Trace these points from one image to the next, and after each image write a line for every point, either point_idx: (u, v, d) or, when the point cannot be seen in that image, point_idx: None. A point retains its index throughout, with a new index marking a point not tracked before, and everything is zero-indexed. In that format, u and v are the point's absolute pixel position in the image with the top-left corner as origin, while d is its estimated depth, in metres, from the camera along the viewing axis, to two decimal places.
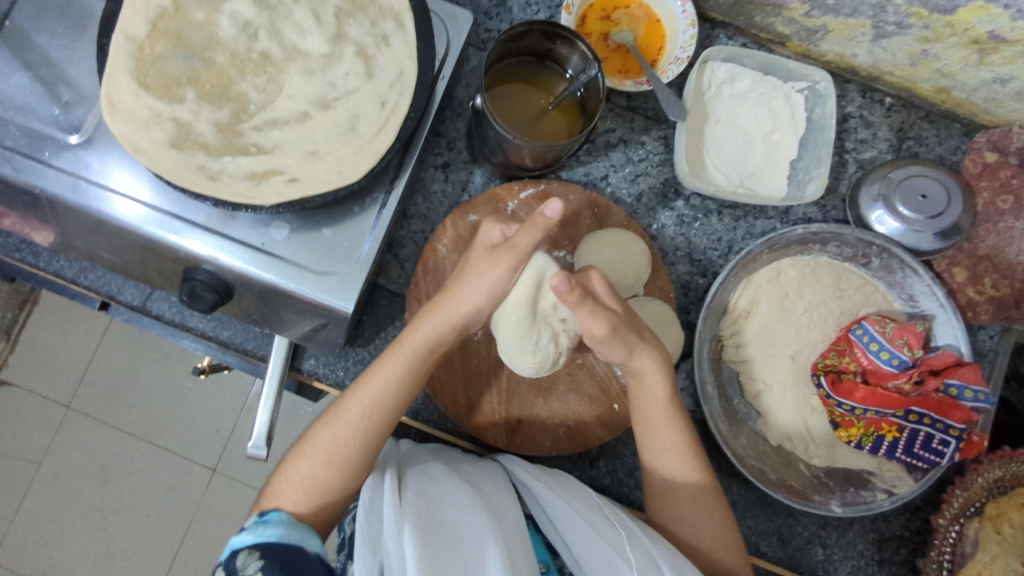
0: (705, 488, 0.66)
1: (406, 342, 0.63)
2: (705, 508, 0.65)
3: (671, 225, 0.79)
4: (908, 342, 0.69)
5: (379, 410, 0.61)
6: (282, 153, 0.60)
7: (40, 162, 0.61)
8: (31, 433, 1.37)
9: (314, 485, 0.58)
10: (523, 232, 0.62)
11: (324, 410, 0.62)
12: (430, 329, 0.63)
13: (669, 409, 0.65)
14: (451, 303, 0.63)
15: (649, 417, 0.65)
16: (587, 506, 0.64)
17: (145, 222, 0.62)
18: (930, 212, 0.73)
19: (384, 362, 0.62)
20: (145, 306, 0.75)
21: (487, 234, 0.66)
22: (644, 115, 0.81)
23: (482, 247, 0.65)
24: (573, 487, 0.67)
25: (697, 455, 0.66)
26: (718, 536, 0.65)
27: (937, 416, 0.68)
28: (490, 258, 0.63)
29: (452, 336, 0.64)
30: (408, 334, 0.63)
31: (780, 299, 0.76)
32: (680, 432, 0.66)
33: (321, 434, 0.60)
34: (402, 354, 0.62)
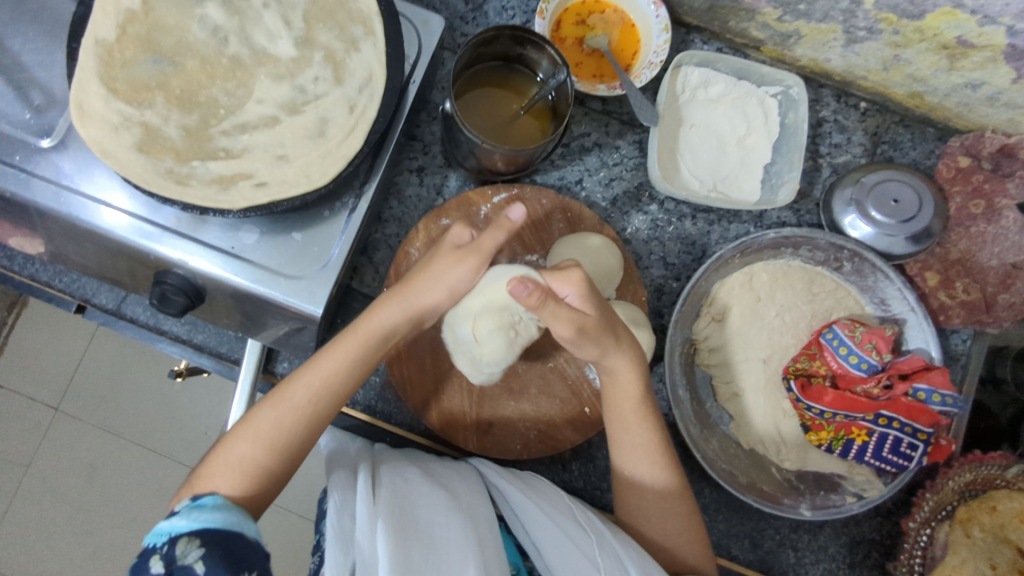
0: (677, 489, 0.66)
1: (360, 330, 0.63)
2: (675, 506, 0.65)
3: (646, 229, 0.80)
4: (876, 346, 0.69)
5: (328, 394, 0.62)
6: (251, 157, 0.60)
7: (12, 166, 0.62)
8: (17, 434, 1.38)
9: (253, 468, 0.57)
10: (491, 232, 0.65)
11: (269, 391, 0.62)
12: (385, 318, 0.64)
13: (642, 400, 0.66)
14: (407, 294, 0.65)
15: (623, 412, 0.65)
16: (559, 507, 0.64)
17: (117, 227, 0.62)
18: (901, 217, 0.74)
19: (336, 347, 0.62)
20: (119, 310, 0.76)
21: (458, 232, 0.68)
22: (619, 119, 0.81)
23: (449, 245, 0.67)
24: (546, 490, 0.67)
25: (668, 454, 0.67)
26: (684, 536, 0.65)
27: (905, 420, 0.68)
28: (456, 256, 0.65)
29: (403, 323, 0.65)
30: (363, 320, 0.64)
31: (752, 303, 0.76)
32: (651, 427, 0.66)
33: (263, 416, 0.59)
34: (356, 340, 0.63)
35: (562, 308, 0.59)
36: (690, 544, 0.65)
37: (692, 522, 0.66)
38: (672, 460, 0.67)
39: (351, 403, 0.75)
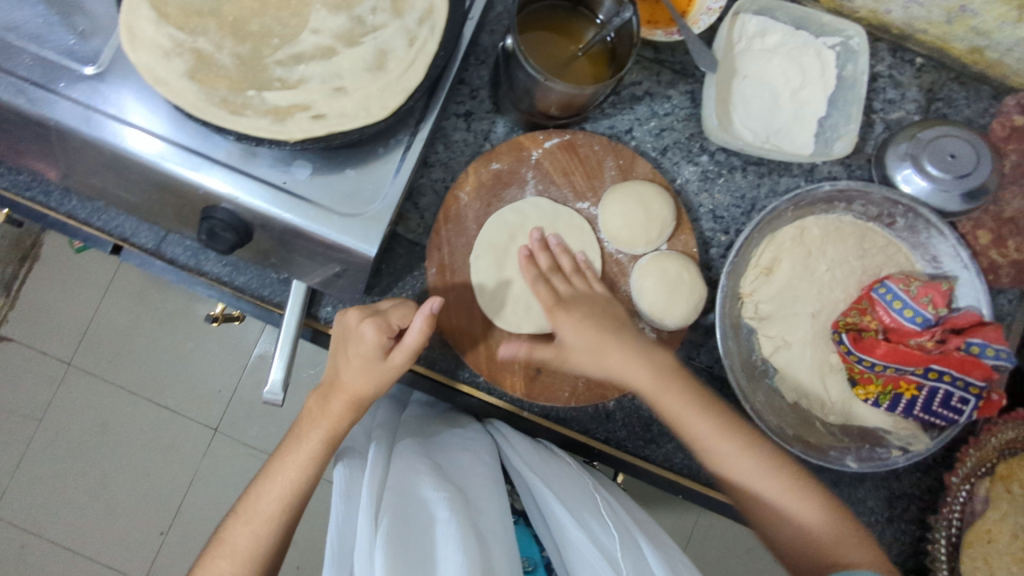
0: (750, 444, 0.65)
1: (312, 437, 0.65)
2: (758, 467, 0.64)
3: (695, 181, 0.79)
4: (932, 300, 0.68)
5: (296, 501, 0.64)
6: (308, 88, 0.58)
7: (55, 92, 0.59)
8: (33, 390, 1.44)
9: (260, 558, 0.61)
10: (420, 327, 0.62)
11: (237, 507, 0.64)
12: (338, 420, 0.65)
13: (661, 377, 0.65)
14: (338, 396, 0.65)
15: (660, 398, 0.64)
16: (558, 483, 0.68)
17: (166, 158, 0.60)
18: (958, 172, 0.73)
19: (295, 453, 0.65)
20: (158, 250, 0.74)
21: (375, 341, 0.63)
22: (671, 68, 0.79)
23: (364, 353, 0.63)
24: (565, 480, 0.70)
25: (717, 414, 0.65)
26: (795, 501, 0.62)
27: (956, 373, 0.67)
28: (397, 312, 0.65)
29: (351, 419, 0.66)
30: (315, 425, 0.65)
31: (803, 257, 0.75)
32: (683, 396, 0.65)
33: (247, 528, 0.62)
34: (316, 431, 0.65)
35: (572, 314, 0.68)
36: (802, 510, 0.62)
37: (799, 486, 0.63)
38: (738, 429, 0.65)
39: None
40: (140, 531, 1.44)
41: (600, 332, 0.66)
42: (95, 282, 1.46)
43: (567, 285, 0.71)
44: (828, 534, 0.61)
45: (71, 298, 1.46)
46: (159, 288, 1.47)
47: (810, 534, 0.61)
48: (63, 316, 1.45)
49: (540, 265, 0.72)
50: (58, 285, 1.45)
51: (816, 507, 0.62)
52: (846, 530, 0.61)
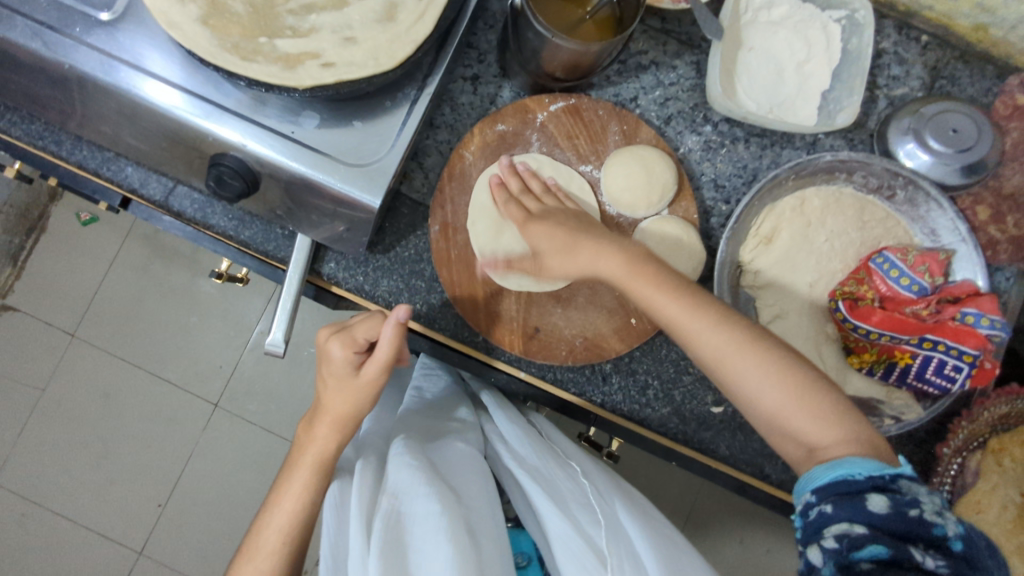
0: (734, 334, 0.59)
1: (305, 462, 0.68)
2: (734, 349, 0.58)
3: (698, 150, 0.79)
4: (929, 269, 0.70)
5: (298, 532, 0.66)
6: (319, 37, 0.59)
7: (70, 38, 0.61)
8: (36, 359, 1.45)
9: None
10: (384, 342, 0.66)
11: (244, 550, 0.66)
12: (322, 442, 0.68)
13: (636, 269, 0.62)
14: (323, 421, 0.69)
15: (640, 290, 0.61)
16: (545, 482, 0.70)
17: (177, 105, 0.61)
18: (959, 146, 0.74)
19: (292, 483, 0.67)
20: (166, 201, 0.75)
21: (344, 358, 0.69)
22: (677, 39, 0.80)
23: (337, 371, 0.69)
24: (554, 478, 0.71)
25: (706, 306, 0.60)
26: (766, 378, 0.57)
27: (950, 343, 0.67)
28: (357, 328, 0.70)
29: (339, 440, 0.69)
30: (305, 453, 0.68)
31: (802, 227, 0.76)
32: (670, 291, 0.61)
33: (252, 567, 0.63)
34: (307, 459, 0.68)
35: (545, 224, 0.67)
36: (767, 391, 0.57)
37: (769, 360, 0.58)
38: (709, 308, 0.60)
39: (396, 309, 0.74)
40: (138, 503, 1.45)
41: (569, 233, 0.66)
42: (101, 254, 1.47)
43: (536, 202, 0.70)
44: (819, 436, 0.56)
45: (76, 270, 1.47)
46: (164, 261, 1.49)
47: (781, 416, 0.57)
48: (68, 287, 1.47)
49: (511, 188, 0.71)
50: (63, 256, 1.47)
51: (801, 399, 0.57)
52: (826, 414, 0.56)
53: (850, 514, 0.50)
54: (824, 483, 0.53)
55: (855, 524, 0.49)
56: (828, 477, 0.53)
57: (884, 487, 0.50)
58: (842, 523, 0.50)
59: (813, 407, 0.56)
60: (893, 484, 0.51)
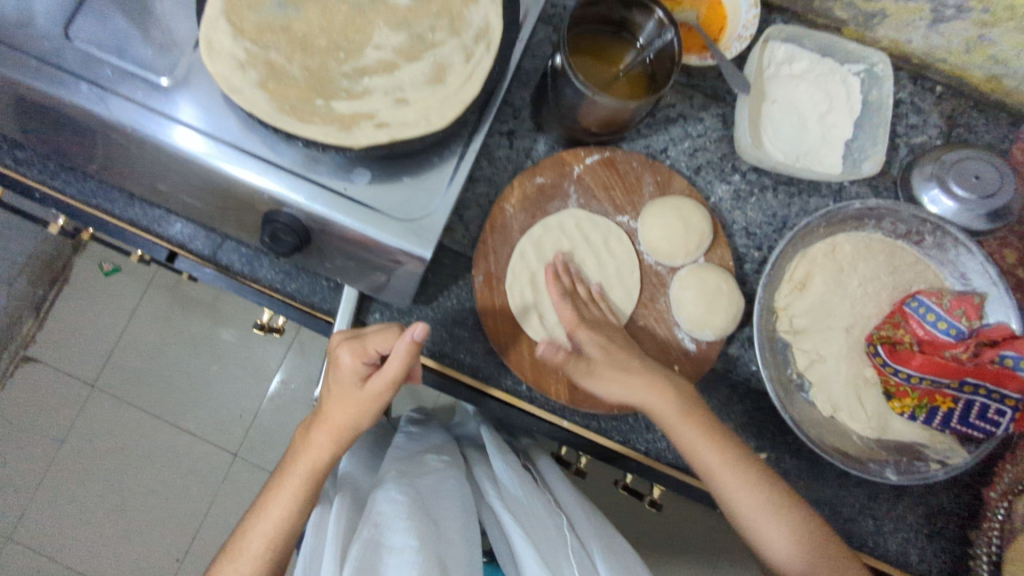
0: (773, 496, 0.66)
1: (298, 474, 0.66)
2: (776, 520, 0.65)
3: (728, 199, 0.81)
4: (965, 312, 0.71)
5: (283, 543, 0.65)
6: (372, 99, 0.62)
7: (133, 101, 0.63)
8: (55, 409, 1.44)
9: None
10: (397, 359, 0.62)
11: (229, 548, 0.66)
12: (317, 454, 0.66)
13: (686, 413, 0.67)
14: (322, 431, 0.66)
15: (680, 430, 0.66)
16: (523, 514, 0.70)
17: (235, 164, 0.63)
18: (982, 192, 0.75)
19: (280, 494, 0.66)
20: (214, 256, 0.77)
21: (350, 367, 0.65)
22: (703, 93, 0.83)
23: (345, 378, 0.65)
24: (533, 509, 0.72)
25: (749, 467, 0.66)
26: (801, 543, 0.65)
27: (991, 386, 0.68)
28: (374, 336, 0.65)
29: (334, 452, 0.67)
30: (300, 460, 0.67)
31: (835, 273, 0.77)
32: (712, 443, 0.66)
33: (234, 568, 0.63)
34: (299, 468, 0.66)
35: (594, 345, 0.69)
36: (800, 553, 0.64)
37: (806, 529, 0.65)
38: (749, 472, 0.66)
39: (439, 357, 0.75)
40: (155, 556, 1.42)
41: (609, 359, 0.68)
42: (123, 303, 1.48)
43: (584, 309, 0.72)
44: None
45: (99, 319, 1.48)
46: (186, 310, 1.50)
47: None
48: (89, 336, 1.47)
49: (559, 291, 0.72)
50: (86, 306, 1.47)
51: (831, 562, 0.64)
52: (845, 573, 0.63)
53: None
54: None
55: None
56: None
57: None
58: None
59: (839, 566, 0.64)
60: None
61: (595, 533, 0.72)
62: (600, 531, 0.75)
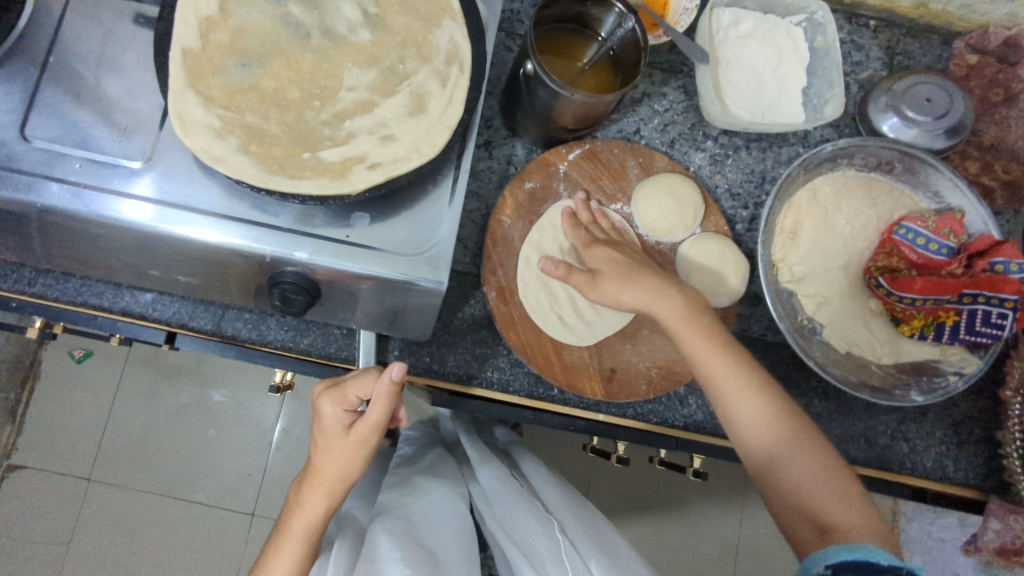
0: (773, 409, 0.64)
1: (295, 530, 0.65)
2: (780, 434, 0.64)
3: (707, 165, 0.84)
4: (952, 230, 0.75)
5: None
6: (359, 141, 0.61)
7: (110, 191, 0.60)
8: (56, 512, 1.39)
9: None
10: (378, 401, 0.63)
11: None
12: (312, 509, 0.65)
13: (689, 323, 0.65)
14: (316, 485, 0.66)
15: (684, 335, 0.65)
16: (513, 519, 0.72)
17: (230, 235, 0.61)
18: (935, 113, 0.80)
19: (279, 555, 0.64)
20: (219, 329, 0.74)
21: (333, 416, 0.66)
22: (660, 68, 0.85)
23: (330, 428, 0.66)
24: (520, 506, 0.74)
25: (752, 374, 0.65)
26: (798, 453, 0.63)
27: (989, 293, 0.72)
28: (352, 381, 0.65)
29: (331, 505, 0.66)
30: (295, 518, 0.66)
31: (822, 215, 0.81)
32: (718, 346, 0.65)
33: None
34: (293, 525, 0.65)
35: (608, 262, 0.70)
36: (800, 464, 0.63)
37: (800, 439, 0.64)
38: (754, 384, 0.65)
39: (468, 379, 0.75)
40: None
41: (629, 271, 0.68)
42: (104, 390, 1.42)
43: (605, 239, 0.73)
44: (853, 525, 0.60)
45: (81, 411, 1.41)
46: (172, 382, 1.44)
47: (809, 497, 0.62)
48: (75, 431, 1.41)
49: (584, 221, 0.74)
50: (65, 401, 1.41)
51: (828, 478, 0.62)
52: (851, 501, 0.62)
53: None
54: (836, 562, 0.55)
55: None
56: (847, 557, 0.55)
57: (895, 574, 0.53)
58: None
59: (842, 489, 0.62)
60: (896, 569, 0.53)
61: (587, 528, 0.74)
62: (585, 519, 0.78)
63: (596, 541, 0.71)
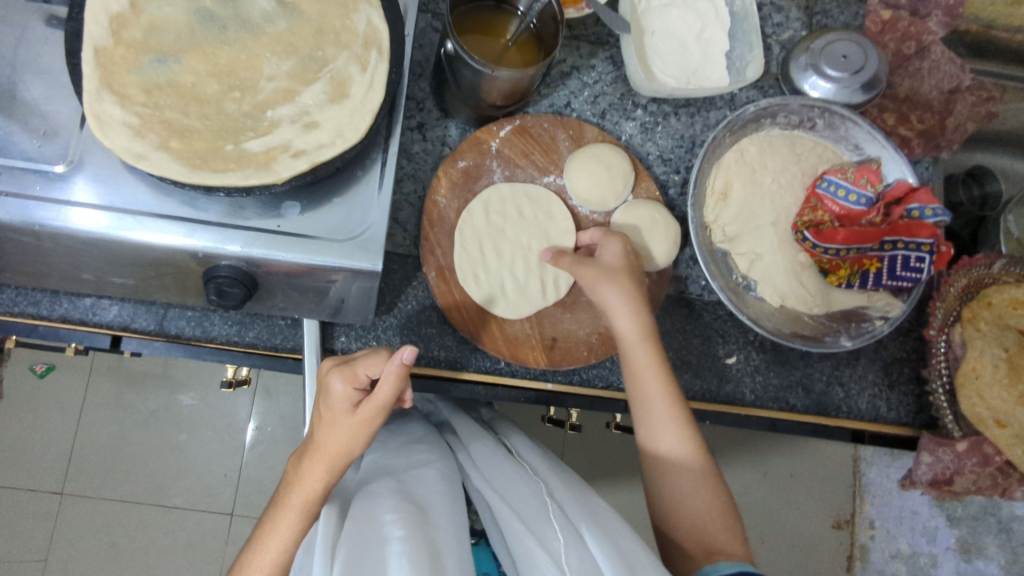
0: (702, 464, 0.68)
1: (293, 503, 0.63)
2: (687, 469, 0.67)
3: (638, 133, 0.86)
4: (869, 180, 0.79)
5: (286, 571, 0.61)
6: (282, 130, 0.61)
7: (33, 198, 0.60)
8: (31, 528, 1.38)
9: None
10: (387, 383, 0.61)
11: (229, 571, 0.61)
12: (311, 483, 0.63)
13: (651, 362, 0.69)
14: (317, 461, 0.63)
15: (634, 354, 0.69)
16: (504, 484, 0.72)
17: (159, 232, 0.61)
18: (853, 69, 0.83)
19: (278, 526, 0.62)
20: (162, 328, 0.76)
21: (342, 394, 0.63)
22: (587, 41, 0.86)
23: (336, 404, 0.63)
24: (510, 474, 0.74)
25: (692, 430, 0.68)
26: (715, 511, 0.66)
27: (907, 238, 0.76)
28: (368, 360, 0.63)
29: (328, 482, 0.64)
30: (292, 492, 0.63)
31: (749, 174, 0.84)
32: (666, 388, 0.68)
33: None
34: (293, 498, 0.63)
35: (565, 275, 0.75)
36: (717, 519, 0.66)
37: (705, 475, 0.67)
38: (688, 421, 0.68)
39: (415, 359, 0.77)
40: None
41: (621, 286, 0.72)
42: (67, 402, 1.41)
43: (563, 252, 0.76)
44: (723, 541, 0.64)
45: (45, 426, 1.40)
46: (137, 389, 1.43)
47: (696, 523, 0.66)
48: (41, 447, 1.39)
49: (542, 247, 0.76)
50: (27, 416, 1.39)
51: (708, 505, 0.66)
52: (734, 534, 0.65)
53: None
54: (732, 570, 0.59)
55: None
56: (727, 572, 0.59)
57: None
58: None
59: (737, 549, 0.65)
60: None
61: (574, 491, 0.73)
62: (569, 479, 0.79)
63: (586, 507, 0.69)
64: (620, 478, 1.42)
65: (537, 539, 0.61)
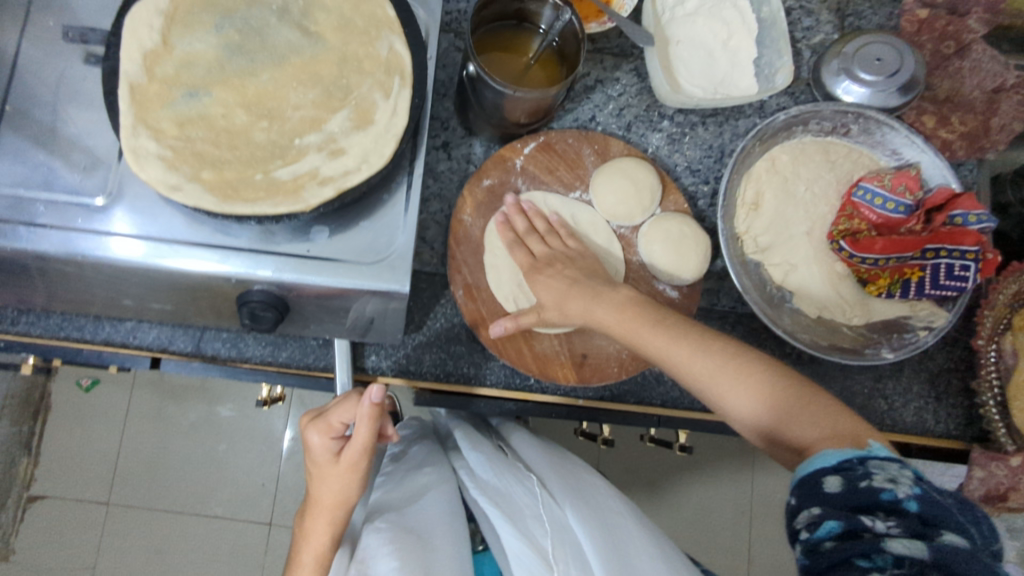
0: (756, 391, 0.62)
1: (306, 562, 0.67)
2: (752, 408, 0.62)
3: (665, 145, 0.85)
4: (908, 187, 0.76)
5: None
6: (310, 157, 0.63)
7: (75, 230, 0.62)
8: (80, 538, 1.43)
9: None
10: (363, 425, 0.61)
11: None
12: (319, 540, 0.67)
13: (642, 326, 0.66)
14: (321, 516, 0.67)
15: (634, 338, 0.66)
16: (497, 491, 0.71)
17: (192, 260, 0.63)
18: (887, 72, 0.80)
19: None
20: (198, 349, 0.78)
21: (322, 445, 0.65)
22: (611, 53, 0.85)
23: (319, 458, 0.65)
24: (506, 476, 0.73)
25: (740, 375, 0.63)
26: (792, 407, 0.61)
27: (950, 246, 0.73)
28: (336, 407, 0.64)
29: (336, 532, 0.67)
30: (304, 550, 0.67)
31: (781, 183, 0.82)
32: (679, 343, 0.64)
33: None
34: (306, 556, 0.67)
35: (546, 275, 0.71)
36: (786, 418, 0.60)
37: (775, 393, 0.62)
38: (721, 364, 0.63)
39: (443, 377, 0.78)
40: None
41: (565, 284, 0.70)
42: (113, 416, 1.46)
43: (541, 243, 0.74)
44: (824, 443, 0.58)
45: (92, 439, 1.45)
46: (178, 402, 1.47)
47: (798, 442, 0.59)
48: (88, 459, 1.44)
49: (516, 227, 0.75)
50: (76, 430, 1.44)
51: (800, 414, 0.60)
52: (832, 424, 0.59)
53: (809, 499, 0.52)
54: (798, 476, 0.54)
55: (814, 507, 0.51)
56: (809, 469, 0.53)
57: (844, 468, 0.52)
58: (803, 510, 0.51)
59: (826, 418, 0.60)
60: (854, 463, 0.52)
61: (571, 487, 0.72)
62: (569, 471, 0.78)
63: (581, 498, 0.70)
64: (655, 487, 1.40)
65: (525, 539, 0.62)
